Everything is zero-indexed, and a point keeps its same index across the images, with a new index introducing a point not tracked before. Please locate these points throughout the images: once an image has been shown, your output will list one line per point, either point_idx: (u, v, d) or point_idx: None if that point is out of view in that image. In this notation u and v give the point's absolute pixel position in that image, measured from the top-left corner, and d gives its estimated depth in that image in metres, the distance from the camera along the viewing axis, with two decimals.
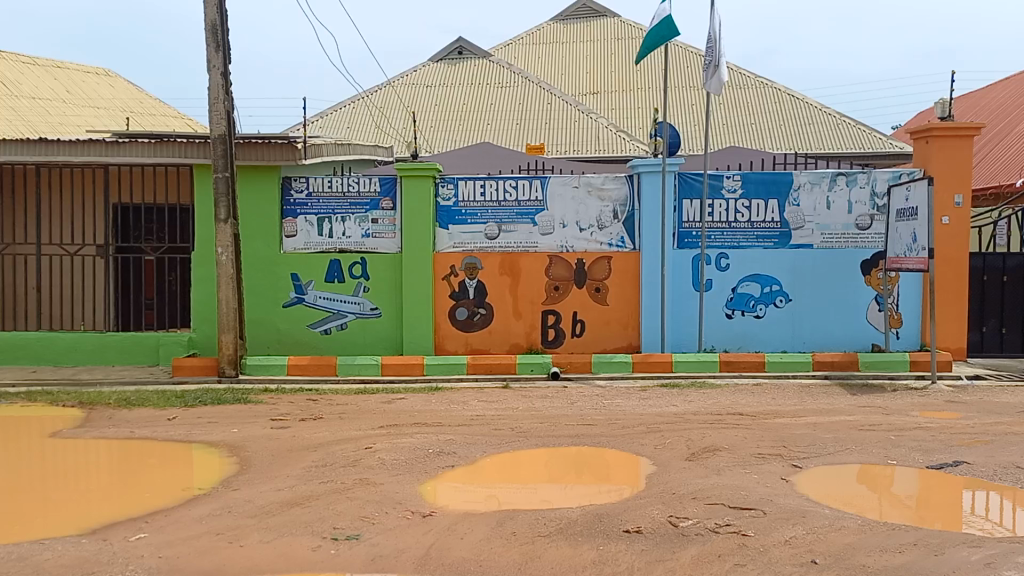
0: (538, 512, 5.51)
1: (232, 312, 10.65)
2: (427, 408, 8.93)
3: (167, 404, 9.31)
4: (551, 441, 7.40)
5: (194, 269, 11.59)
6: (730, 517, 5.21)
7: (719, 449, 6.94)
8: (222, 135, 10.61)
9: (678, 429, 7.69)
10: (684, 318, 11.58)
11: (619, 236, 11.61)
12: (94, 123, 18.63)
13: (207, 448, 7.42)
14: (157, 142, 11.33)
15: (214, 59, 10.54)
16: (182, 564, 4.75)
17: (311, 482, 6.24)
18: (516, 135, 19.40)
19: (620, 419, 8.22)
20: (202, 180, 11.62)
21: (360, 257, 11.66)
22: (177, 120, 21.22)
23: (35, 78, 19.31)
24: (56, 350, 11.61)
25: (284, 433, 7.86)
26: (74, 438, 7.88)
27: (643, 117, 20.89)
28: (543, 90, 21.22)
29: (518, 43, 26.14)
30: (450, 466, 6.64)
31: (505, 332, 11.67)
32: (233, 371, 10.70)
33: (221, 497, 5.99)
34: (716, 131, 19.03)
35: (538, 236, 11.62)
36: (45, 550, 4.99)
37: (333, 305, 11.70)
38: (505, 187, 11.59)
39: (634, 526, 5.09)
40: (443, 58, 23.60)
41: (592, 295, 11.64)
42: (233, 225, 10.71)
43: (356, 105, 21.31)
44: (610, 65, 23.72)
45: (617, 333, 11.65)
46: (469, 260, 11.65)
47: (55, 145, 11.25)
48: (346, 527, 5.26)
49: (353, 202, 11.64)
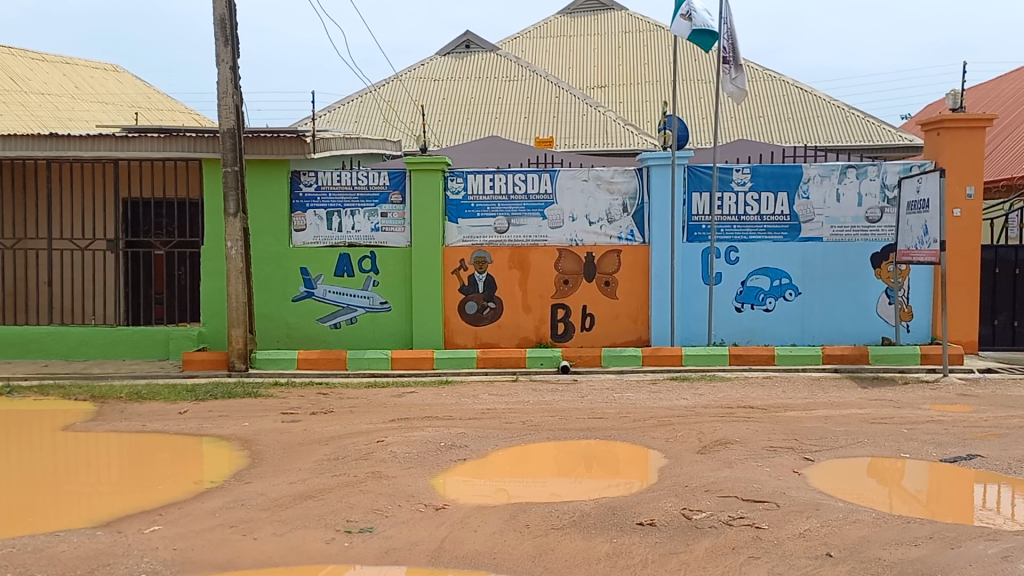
0: (550, 504, 5.51)
1: (242, 306, 10.68)
2: (437, 402, 8.94)
3: (178, 397, 9.35)
4: (562, 434, 7.40)
5: (204, 264, 11.63)
6: (743, 509, 5.21)
7: (730, 442, 6.93)
8: (231, 129, 10.62)
9: (689, 422, 7.68)
10: (693, 312, 11.56)
11: (629, 230, 11.59)
12: (103, 118, 18.69)
13: (219, 442, 7.44)
14: (167, 137, 11.35)
15: (223, 53, 10.54)
16: (196, 557, 4.77)
17: (323, 475, 6.25)
18: (524, 128, 19.37)
19: (630, 412, 8.22)
20: (211, 174, 11.63)
21: (370, 251, 11.67)
22: (185, 115, 21.26)
23: (45, 74, 19.39)
24: (67, 344, 11.66)
25: (295, 427, 7.88)
26: (86, 432, 7.92)
27: (651, 110, 20.83)
28: (550, 83, 21.17)
29: (526, 36, 26.06)
30: (462, 460, 6.65)
31: (514, 326, 11.67)
32: (243, 365, 10.76)
33: (233, 490, 6.01)
34: (725, 124, 18.98)
35: (548, 229, 11.60)
36: (60, 542, 5.01)
37: (343, 299, 11.72)
38: (514, 180, 11.57)
39: (647, 519, 5.08)
40: (451, 51, 23.56)
41: (602, 288, 11.63)
42: (243, 219, 10.73)
43: (364, 99, 21.30)
44: (618, 59, 23.65)
45: (626, 327, 11.64)
46: (478, 254, 11.65)
47: (66, 140, 11.30)
48: (359, 520, 5.27)
49: (362, 196, 11.64)
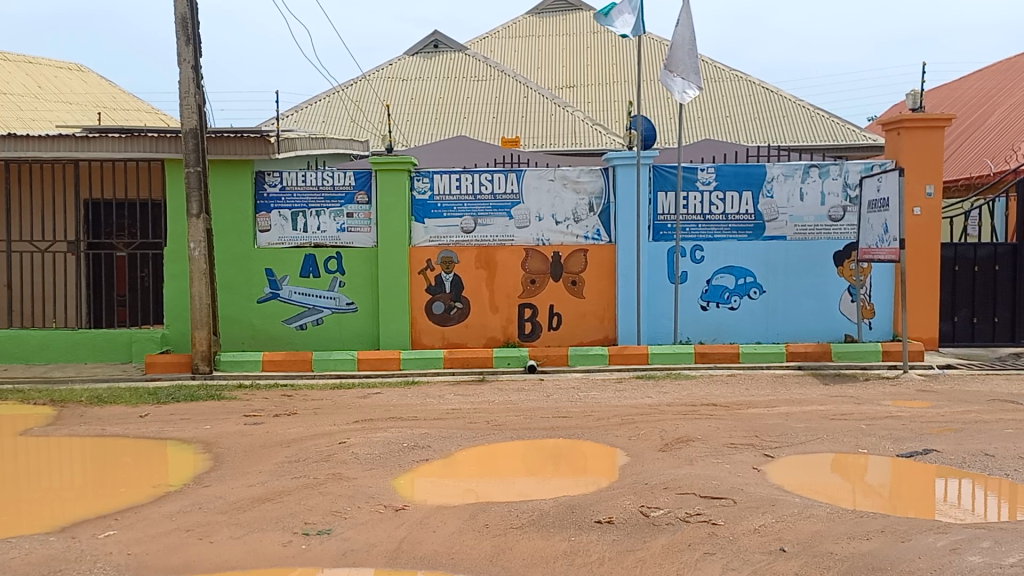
0: (511, 504, 5.50)
1: (206, 308, 10.57)
2: (403, 403, 8.90)
3: (140, 400, 9.23)
4: (526, 433, 7.40)
5: (167, 265, 11.48)
6: (700, 505, 5.25)
7: (692, 439, 6.98)
8: (193, 129, 10.50)
9: (652, 420, 7.72)
10: (659, 311, 11.61)
11: (595, 229, 11.62)
12: (66, 118, 18.41)
13: (181, 445, 7.36)
14: (128, 137, 11.21)
15: (185, 52, 10.42)
16: (151, 561, 4.71)
17: (282, 478, 6.19)
18: (492, 128, 19.40)
19: (595, 411, 8.24)
20: (173, 174, 11.49)
21: (336, 251, 11.60)
22: (152, 115, 21.05)
23: (7, 74, 19.09)
24: (27, 348, 11.47)
25: (258, 430, 7.81)
26: (45, 436, 7.79)
27: (619, 110, 20.93)
28: (519, 84, 21.18)
29: (495, 36, 26.05)
30: (425, 460, 6.63)
31: (481, 326, 11.65)
32: (207, 367, 10.64)
33: (192, 493, 5.95)
34: (692, 124, 19.09)
35: (514, 229, 11.60)
36: (11, 549, 4.92)
37: (309, 300, 11.64)
38: (481, 180, 11.56)
39: (606, 517, 5.10)
40: (419, 51, 23.50)
41: (569, 288, 11.65)
42: (206, 220, 10.62)
43: (331, 98, 21.19)
44: (587, 59, 23.71)
45: (594, 326, 11.67)
46: (445, 254, 11.63)
47: (25, 140, 11.08)
48: (317, 522, 5.23)
49: (327, 196, 11.57)
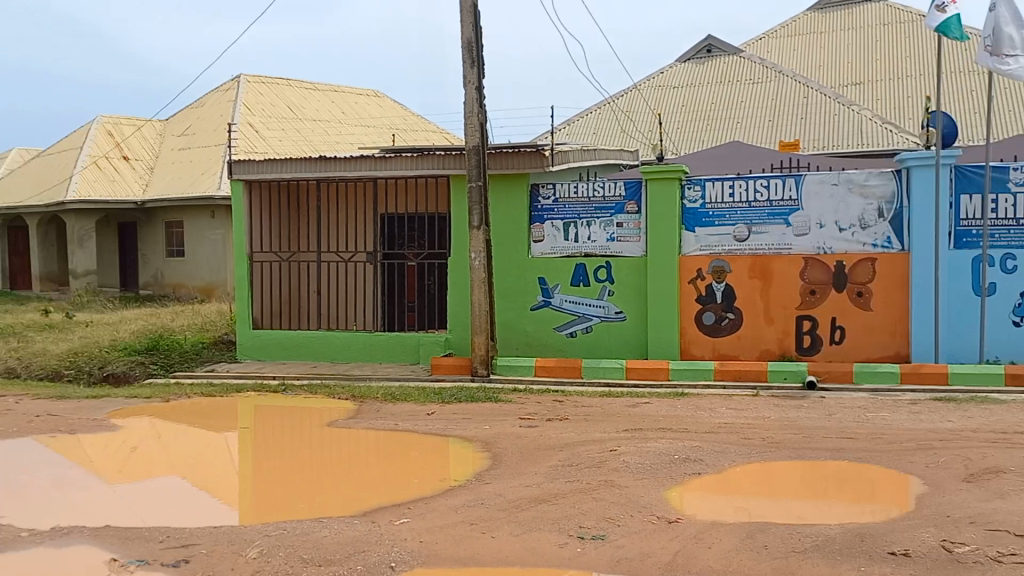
0: (792, 526, 5.21)
1: (485, 315, 11.16)
2: (673, 414, 8.78)
3: (427, 399, 9.95)
4: (806, 453, 6.99)
5: (451, 273, 12.30)
6: (1017, 547, 4.63)
7: (1005, 470, 6.18)
8: (475, 146, 11.14)
9: (955, 448, 6.95)
10: (961, 326, 10.49)
11: (885, 236, 10.73)
12: (364, 140, 20.41)
13: (463, 443, 7.80)
14: (419, 156, 12.15)
15: (469, 75, 11.09)
16: (439, 550, 5.03)
17: (557, 481, 6.35)
18: (768, 133, 18.69)
19: (884, 433, 7.59)
20: (457, 189, 12.27)
21: (605, 261, 11.74)
22: (437, 134, 22.68)
23: (317, 102, 21.53)
24: (333, 347, 12.80)
25: (533, 433, 8.09)
26: (347, 428, 8.64)
27: (913, 107, 19.27)
28: (797, 83, 20.20)
29: (771, 36, 25.06)
30: (697, 474, 6.48)
31: (755, 338, 11.20)
32: (485, 370, 11.23)
33: (475, 489, 6.28)
34: (1003, 118, 17.08)
35: (792, 237, 11.04)
36: (323, 528, 5.49)
37: (579, 308, 11.88)
38: (756, 187, 11.14)
39: (901, 549, 4.66)
40: (691, 57, 23.21)
41: (853, 299, 10.87)
42: (486, 231, 11.21)
43: (602, 110, 21.56)
44: (876, 53, 22.07)
45: (882, 341, 10.78)
46: (717, 263, 11.33)
47: (334, 162, 12.41)
48: (591, 527, 5.30)
49: (598, 207, 11.74)
